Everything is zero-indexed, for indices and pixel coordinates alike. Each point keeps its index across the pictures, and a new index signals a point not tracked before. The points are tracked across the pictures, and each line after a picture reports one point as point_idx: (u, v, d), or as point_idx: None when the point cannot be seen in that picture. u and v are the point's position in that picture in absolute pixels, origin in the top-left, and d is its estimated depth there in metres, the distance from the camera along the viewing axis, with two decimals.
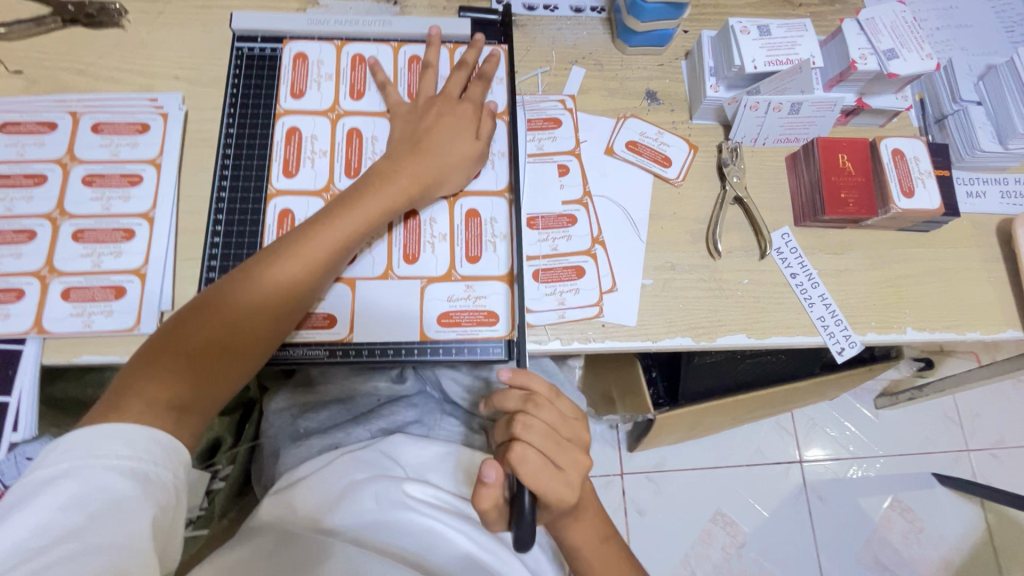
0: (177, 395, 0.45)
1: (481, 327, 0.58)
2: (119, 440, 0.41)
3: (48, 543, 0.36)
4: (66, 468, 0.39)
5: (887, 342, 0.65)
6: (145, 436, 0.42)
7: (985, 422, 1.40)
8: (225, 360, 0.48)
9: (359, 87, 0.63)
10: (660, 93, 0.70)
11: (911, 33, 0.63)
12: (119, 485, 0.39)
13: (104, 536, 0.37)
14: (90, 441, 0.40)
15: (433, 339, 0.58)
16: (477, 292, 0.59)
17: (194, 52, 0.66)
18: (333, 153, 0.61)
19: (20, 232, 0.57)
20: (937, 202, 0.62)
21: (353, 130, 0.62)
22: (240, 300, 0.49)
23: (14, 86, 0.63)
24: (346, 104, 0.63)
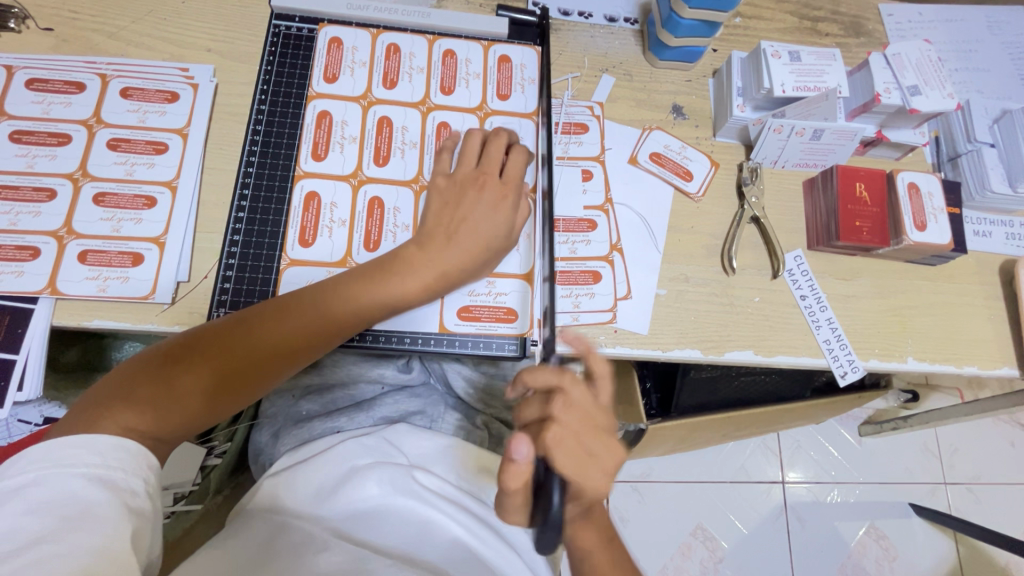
0: (158, 428, 0.45)
1: (499, 323, 0.59)
2: (91, 450, 0.41)
3: (15, 549, 0.35)
4: (30, 479, 0.39)
5: (888, 370, 0.66)
6: (114, 445, 0.42)
7: (963, 457, 1.43)
8: (211, 400, 0.48)
9: (393, 76, 0.64)
10: (686, 108, 0.71)
11: (934, 72, 0.65)
12: (83, 491, 0.39)
13: (71, 537, 0.37)
14: (55, 453, 0.40)
15: (451, 332, 0.58)
16: (497, 288, 0.60)
17: (229, 26, 0.66)
18: (363, 140, 0.61)
19: (40, 190, 0.56)
20: (947, 237, 0.63)
21: (383, 118, 0.62)
22: (245, 343, 0.49)
23: (43, 43, 0.62)
24: (378, 92, 0.63)
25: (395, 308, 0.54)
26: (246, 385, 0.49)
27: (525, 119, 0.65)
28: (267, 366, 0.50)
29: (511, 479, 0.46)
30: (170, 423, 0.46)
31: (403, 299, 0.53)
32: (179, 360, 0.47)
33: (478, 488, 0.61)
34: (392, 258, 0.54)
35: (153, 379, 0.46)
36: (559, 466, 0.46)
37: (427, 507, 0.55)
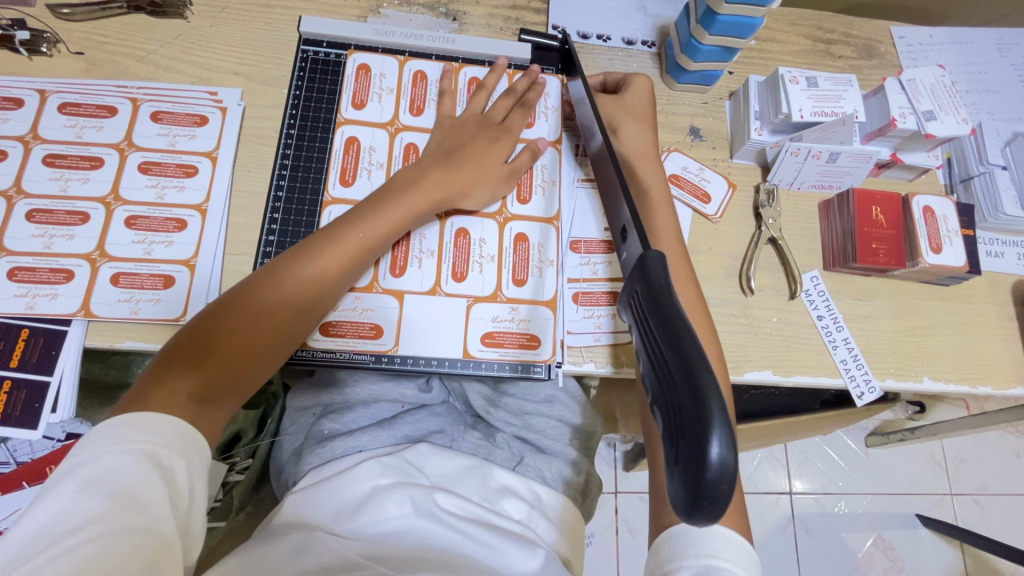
0: (197, 389, 0.47)
1: (523, 350, 0.60)
2: (136, 428, 0.42)
3: (67, 530, 0.37)
4: (83, 457, 0.40)
5: (904, 389, 0.67)
6: (160, 424, 0.43)
7: (969, 468, 1.44)
8: (246, 346, 0.49)
9: (419, 103, 0.65)
10: (703, 130, 0.72)
11: (949, 97, 0.66)
12: (128, 469, 0.40)
13: (117, 517, 0.38)
14: (105, 433, 0.41)
15: (476, 357, 0.59)
16: (521, 315, 0.60)
17: (256, 50, 0.67)
18: (389, 166, 0.62)
19: (73, 214, 0.57)
20: (962, 260, 0.65)
21: (410, 145, 0.63)
22: (269, 294, 0.51)
23: (74, 67, 0.63)
24: (405, 119, 0.64)
25: (406, 224, 0.57)
26: (278, 327, 0.51)
27: (550, 147, 0.66)
28: (294, 301, 0.51)
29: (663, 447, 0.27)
30: (209, 380, 0.47)
31: (412, 214, 0.57)
32: (207, 327, 0.49)
33: (502, 506, 0.62)
34: (387, 192, 0.57)
35: (188, 351, 0.48)
36: (681, 365, 0.26)
37: (449, 528, 0.56)
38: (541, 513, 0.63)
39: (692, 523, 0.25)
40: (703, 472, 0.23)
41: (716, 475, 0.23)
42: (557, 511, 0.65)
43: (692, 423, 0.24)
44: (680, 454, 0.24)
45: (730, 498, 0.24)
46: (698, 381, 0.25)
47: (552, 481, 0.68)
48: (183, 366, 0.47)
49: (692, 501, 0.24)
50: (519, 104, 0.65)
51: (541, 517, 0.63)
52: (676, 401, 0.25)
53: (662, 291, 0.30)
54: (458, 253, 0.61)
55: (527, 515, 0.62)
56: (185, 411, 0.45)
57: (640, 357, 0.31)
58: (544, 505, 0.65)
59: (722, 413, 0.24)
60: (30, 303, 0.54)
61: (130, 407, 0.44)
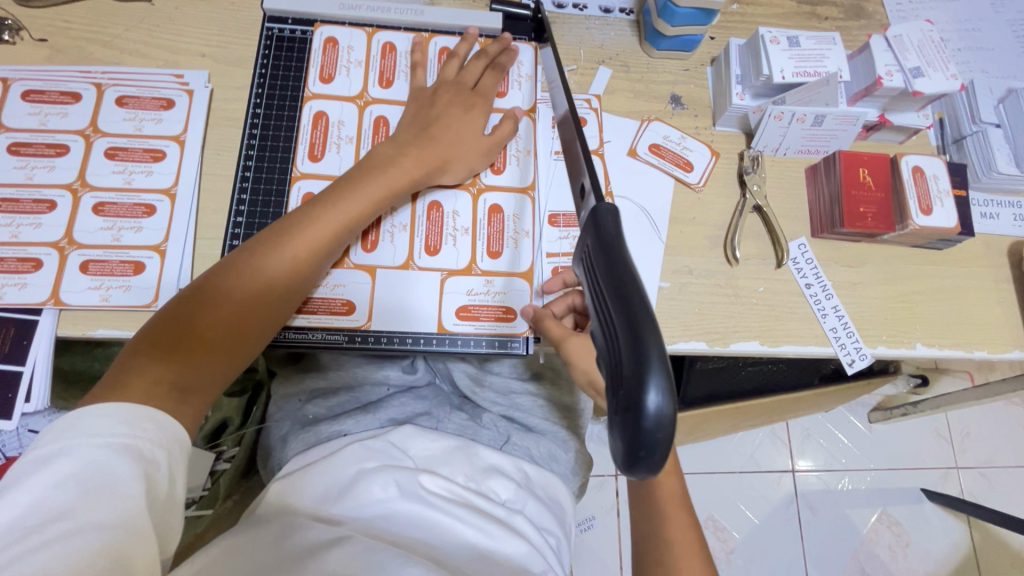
0: (178, 376, 0.45)
1: (499, 323, 0.59)
2: (112, 418, 0.40)
3: (38, 525, 0.35)
4: (57, 448, 0.38)
5: (896, 356, 0.65)
6: (139, 415, 0.41)
7: (975, 442, 1.42)
8: (226, 331, 0.48)
9: (388, 75, 0.64)
10: (684, 98, 0.70)
11: (937, 53, 0.64)
12: (108, 463, 0.38)
13: (91, 514, 0.36)
14: (80, 422, 0.39)
15: (451, 332, 0.58)
16: (497, 287, 0.59)
17: (222, 31, 0.65)
18: (359, 140, 0.61)
19: (40, 202, 0.56)
20: (954, 221, 0.63)
21: (380, 118, 0.62)
22: (246, 276, 0.49)
23: (38, 54, 0.62)
24: (374, 92, 0.63)
25: (384, 203, 0.56)
26: (259, 312, 0.50)
27: (524, 115, 0.65)
28: (274, 284, 0.50)
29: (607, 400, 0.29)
30: (191, 368, 0.46)
31: (391, 190, 0.56)
32: (184, 312, 0.47)
33: (489, 486, 0.60)
34: (364, 169, 0.56)
35: (165, 337, 0.46)
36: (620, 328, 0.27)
37: (436, 511, 0.54)
38: (529, 492, 0.62)
39: (634, 474, 0.27)
40: (641, 418, 0.25)
41: (653, 423, 0.25)
42: (544, 489, 0.64)
43: (626, 375, 0.26)
44: (620, 406, 0.26)
45: (667, 447, 0.25)
46: (637, 333, 0.26)
47: (539, 459, 0.68)
48: (161, 351, 0.45)
49: (631, 451, 0.26)
50: (491, 70, 0.64)
51: (529, 496, 0.61)
52: (619, 354, 0.27)
53: (616, 251, 0.30)
54: (431, 226, 0.60)
55: (515, 495, 0.61)
56: (165, 401, 0.43)
57: (591, 312, 0.32)
58: (532, 484, 0.64)
59: (661, 362, 0.25)
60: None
61: (106, 395, 0.42)
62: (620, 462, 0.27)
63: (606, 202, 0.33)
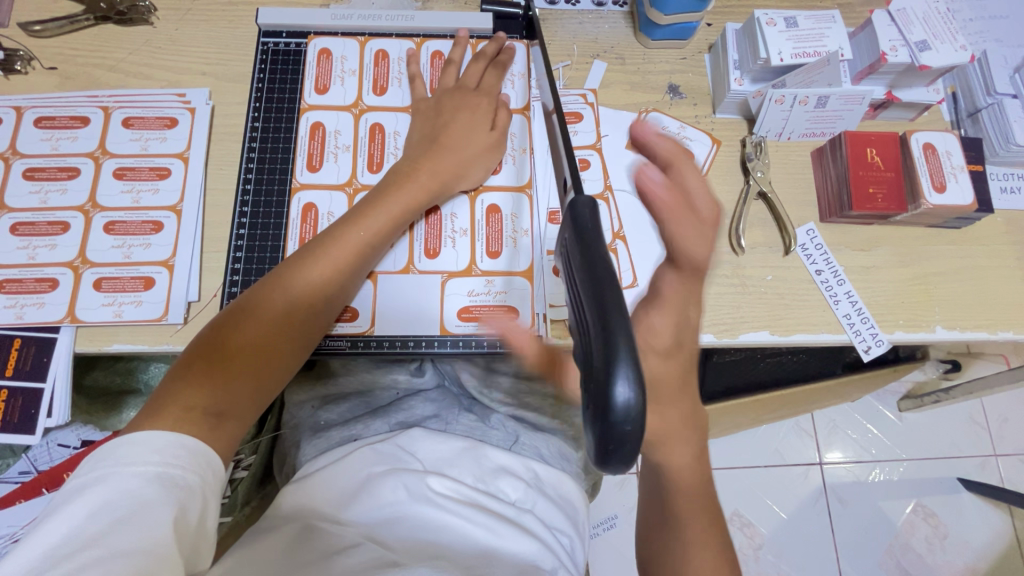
0: (213, 402, 0.45)
1: (501, 323, 0.59)
2: (146, 446, 0.40)
3: (68, 553, 0.35)
4: (93, 477, 0.38)
5: (916, 341, 0.63)
6: (171, 442, 0.41)
7: (1013, 428, 1.36)
8: (263, 353, 0.48)
9: (382, 82, 0.65)
10: (682, 87, 0.69)
11: (943, 25, 0.62)
12: (142, 491, 0.38)
13: (120, 542, 0.36)
14: (120, 449, 0.39)
15: (452, 334, 0.58)
16: (497, 287, 0.59)
17: (220, 49, 0.67)
18: (356, 148, 0.62)
19: (55, 223, 0.58)
20: (970, 198, 0.60)
21: (375, 125, 0.63)
22: (278, 297, 0.50)
23: (48, 82, 0.64)
24: (368, 99, 0.64)
25: (405, 219, 0.56)
26: (288, 333, 0.50)
27: (518, 114, 0.65)
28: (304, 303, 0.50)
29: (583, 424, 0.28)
30: (227, 393, 0.46)
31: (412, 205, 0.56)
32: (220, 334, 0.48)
33: (498, 487, 0.60)
34: (385, 186, 0.56)
35: (201, 363, 0.46)
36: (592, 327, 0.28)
37: (445, 513, 0.54)
38: (539, 492, 0.62)
39: (609, 469, 0.27)
40: (610, 414, 0.25)
41: (621, 415, 0.25)
42: (555, 488, 0.64)
43: (597, 372, 0.26)
44: (590, 403, 0.26)
45: (637, 441, 0.25)
46: (607, 326, 0.26)
47: (550, 457, 0.68)
48: (197, 377, 0.45)
49: (602, 447, 0.26)
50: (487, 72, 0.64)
51: (539, 495, 0.61)
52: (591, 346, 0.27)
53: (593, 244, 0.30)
54: (430, 230, 0.60)
55: (525, 494, 0.60)
56: (200, 424, 0.43)
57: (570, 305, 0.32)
58: (543, 483, 0.64)
59: (628, 354, 0.26)
60: (19, 313, 0.56)
61: (144, 422, 0.42)
62: (593, 459, 0.27)
63: (581, 194, 0.32)
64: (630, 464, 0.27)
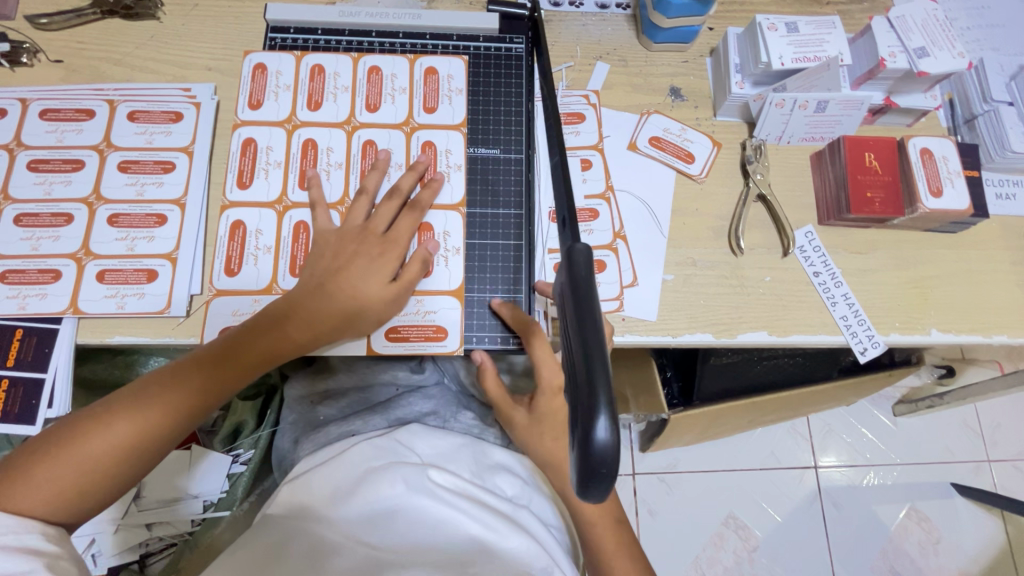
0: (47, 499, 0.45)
1: (428, 343, 0.58)
2: None
3: None
4: None
5: (912, 343, 0.64)
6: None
7: (1006, 433, 1.37)
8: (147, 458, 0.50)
9: (316, 97, 0.64)
10: (684, 89, 0.70)
11: (941, 32, 0.63)
12: None
13: None
14: None
15: (381, 354, 0.58)
16: (427, 307, 0.59)
17: (227, 44, 0.67)
18: (349, 166, 0.62)
19: (58, 215, 0.59)
20: (965, 202, 0.61)
21: (308, 141, 0.63)
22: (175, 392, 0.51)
23: (54, 75, 0.64)
24: (302, 115, 0.64)
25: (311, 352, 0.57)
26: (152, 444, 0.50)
27: (451, 131, 0.65)
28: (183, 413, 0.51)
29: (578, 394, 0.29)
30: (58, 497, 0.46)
31: (327, 339, 0.55)
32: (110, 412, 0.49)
33: (495, 483, 0.61)
34: (313, 292, 0.54)
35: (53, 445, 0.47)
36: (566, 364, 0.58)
37: (443, 505, 0.54)
38: (535, 489, 0.63)
39: (587, 499, 0.29)
40: (589, 452, 0.27)
41: (599, 449, 0.27)
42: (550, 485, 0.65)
43: (584, 405, 0.28)
44: (575, 433, 0.29)
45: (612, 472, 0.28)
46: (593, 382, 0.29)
47: None
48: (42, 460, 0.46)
49: (588, 466, 0.28)
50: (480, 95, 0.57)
51: (534, 492, 0.63)
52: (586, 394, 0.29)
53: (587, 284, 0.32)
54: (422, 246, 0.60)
55: (520, 491, 0.62)
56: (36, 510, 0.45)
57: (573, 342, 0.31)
58: (539, 481, 0.64)
59: (608, 400, 0.28)
60: (22, 304, 0.56)
61: None
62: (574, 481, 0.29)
63: (581, 241, 0.34)
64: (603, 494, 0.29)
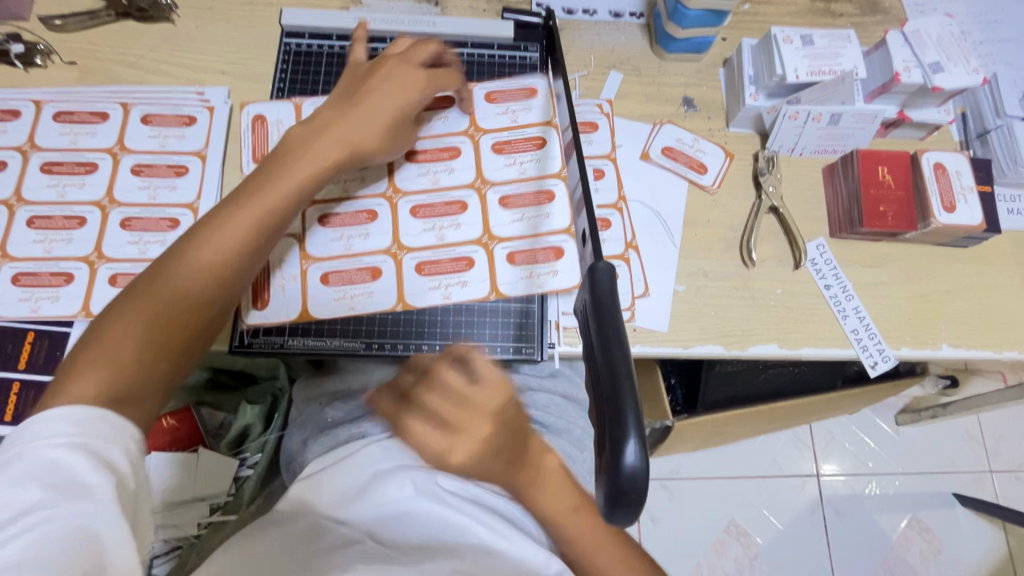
0: (108, 388, 0.41)
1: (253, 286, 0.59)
2: (66, 420, 0.36)
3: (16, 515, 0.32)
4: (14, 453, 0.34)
5: (921, 358, 0.64)
6: (91, 416, 0.37)
7: (1008, 444, 1.37)
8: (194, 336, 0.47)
9: (502, 151, 0.65)
10: (697, 100, 0.70)
11: (956, 47, 0.63)
12: (62, 461, 0.34)
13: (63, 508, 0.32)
14: (33, 425, 0.36)
15: None
16: (292, 283, 0.59)
17: (241, 48, 0.67)
18: (429, 193, 0.63)
19: (71, 218, 0.59)
20: (979, 218, 0.61)
21: (452, 148, 0.64)
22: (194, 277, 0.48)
23: (68, 76, 0.64)
24: (484, 138, 0.65)
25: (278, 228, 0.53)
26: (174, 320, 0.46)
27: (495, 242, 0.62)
28: (187, 292, 0.47)
29: (607, 413, 0.29)
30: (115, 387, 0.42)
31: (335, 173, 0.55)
32: (109, 326, 0.44)
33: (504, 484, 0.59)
34: (270, 168, 0.53)
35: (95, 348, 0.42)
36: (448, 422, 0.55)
37: (452, 510, 0.53)
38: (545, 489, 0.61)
39: (614, 522, 0.29)
40: (619, 476, 0.27)
41: (630, 474, 0.27)
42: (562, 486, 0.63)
43: (612, 430, 0.28)
44: (603, 456, 0.29)
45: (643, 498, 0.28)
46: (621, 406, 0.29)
47: (556, 458, 0.66)
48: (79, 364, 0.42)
49: (619, 491, 0.28)
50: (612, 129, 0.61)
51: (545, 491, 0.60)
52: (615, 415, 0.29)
53: (610, 306, 0.33)
54: (346, 277, 0.60)
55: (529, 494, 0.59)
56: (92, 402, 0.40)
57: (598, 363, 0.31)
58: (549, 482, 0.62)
59: (637, 424, 0.28)
60: (34, 307, 0.56)
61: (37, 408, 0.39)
62: (602, 505, 0.29)
63: (604, 259, 0.34)
64: (632, 517, 0.29)
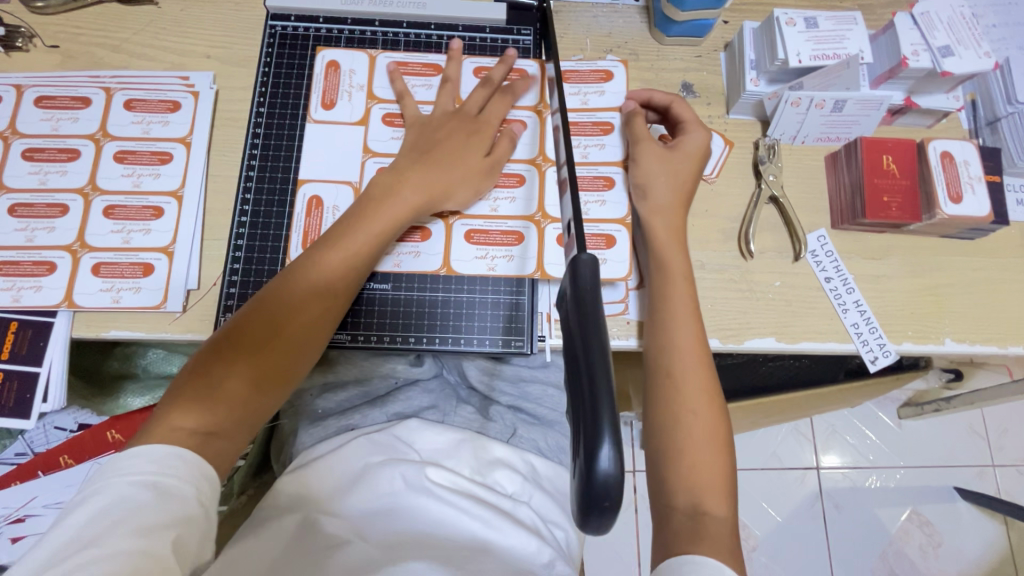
0: (206, 421, 0.43)
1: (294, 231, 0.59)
2: (147, 457, 0.40)
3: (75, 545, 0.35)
4: (98, 486, 0.38)
5: (924, 353, 0.62)
6: (170, 453, 0.40)
7: (1012, 438, 1.35)
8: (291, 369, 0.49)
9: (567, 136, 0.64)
10: (696, 85, 0.67)
11: (968, 30, 0.60)
12: (132, 495, 0.37)
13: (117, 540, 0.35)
14: (118, 461, 0.39)
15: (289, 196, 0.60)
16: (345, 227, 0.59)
17: (227, 32, 0.66)
18: None
19: (54, 206, 0.58)
20: (987, 208, 0.59)
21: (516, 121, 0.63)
22: (291, 293, 0.50)
23: (49, 60, 0.63)
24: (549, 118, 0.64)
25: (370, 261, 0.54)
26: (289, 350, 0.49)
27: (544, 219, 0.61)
28: (297, 324, 0.49)
29: (582, 409, 0.29)
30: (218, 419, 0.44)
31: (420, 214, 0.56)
32: (223, 353, 0.46)
33: (494, 479, 0.59)
34: (368, 199, 0.55)
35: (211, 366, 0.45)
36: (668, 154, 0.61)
37: (442, 505, 0.53)
38: (536, 485, 0.60)
39: (587, 528, 0.28)
40: (592, 479, 0.26)
41: (602, 477, 0.26)
42: (552, 480, 0.62)
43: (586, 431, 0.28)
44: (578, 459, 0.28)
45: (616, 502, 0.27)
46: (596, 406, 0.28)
47: (547, 451, 0.65)
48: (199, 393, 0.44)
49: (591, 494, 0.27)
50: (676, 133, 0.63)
51: (535, 488, 0.60)
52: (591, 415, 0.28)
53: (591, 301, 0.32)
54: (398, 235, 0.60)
55: (521, 487, 0.59)
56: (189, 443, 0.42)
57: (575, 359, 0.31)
58: (540, 477, 0.62)
59: (612, 426, 0.27)
60: (16, 296, 0.55)
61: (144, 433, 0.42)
62: (574, 509, 0.28)
63: (586, 252, 0.34)
64: (603, 523, 0.28)
